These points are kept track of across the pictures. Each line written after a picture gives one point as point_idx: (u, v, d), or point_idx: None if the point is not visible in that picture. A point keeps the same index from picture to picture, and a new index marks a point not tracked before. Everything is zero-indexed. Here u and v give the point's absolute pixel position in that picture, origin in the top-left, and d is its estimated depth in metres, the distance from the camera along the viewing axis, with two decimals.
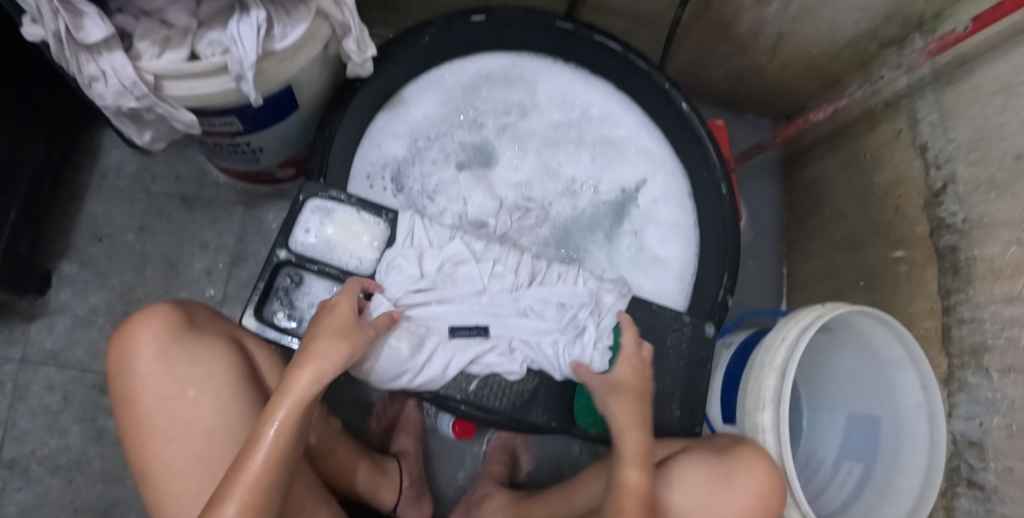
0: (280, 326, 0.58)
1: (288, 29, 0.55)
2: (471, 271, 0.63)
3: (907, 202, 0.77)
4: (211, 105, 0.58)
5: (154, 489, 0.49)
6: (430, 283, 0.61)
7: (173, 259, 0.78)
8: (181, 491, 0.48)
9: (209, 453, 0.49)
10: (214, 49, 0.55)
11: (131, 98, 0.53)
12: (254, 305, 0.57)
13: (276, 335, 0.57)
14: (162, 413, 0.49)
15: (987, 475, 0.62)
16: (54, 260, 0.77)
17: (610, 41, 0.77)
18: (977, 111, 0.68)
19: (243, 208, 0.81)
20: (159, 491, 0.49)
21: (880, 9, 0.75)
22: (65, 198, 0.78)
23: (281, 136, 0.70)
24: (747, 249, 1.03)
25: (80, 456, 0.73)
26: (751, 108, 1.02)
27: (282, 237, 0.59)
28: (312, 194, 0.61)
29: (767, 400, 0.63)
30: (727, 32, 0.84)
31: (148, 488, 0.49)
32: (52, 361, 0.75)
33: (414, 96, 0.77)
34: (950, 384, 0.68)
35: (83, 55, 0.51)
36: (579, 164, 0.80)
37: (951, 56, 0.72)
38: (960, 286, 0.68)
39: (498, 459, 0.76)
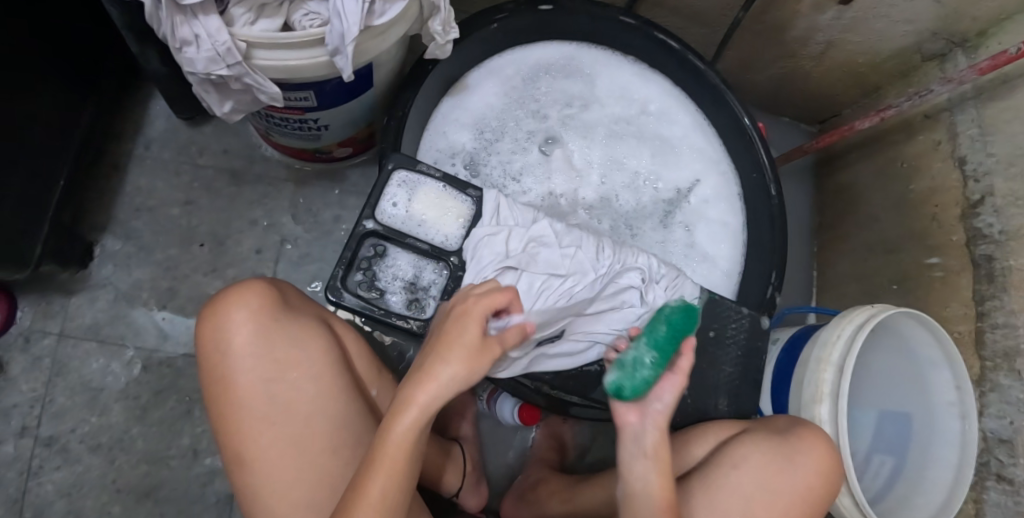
0: (359, 294, 0.57)
1: (386, 6, 0.54)
2: (553, 254, 0.62)
3: (944, 211, 0.81)
4: (297, 78, 0.57)
5: (247, 473, 0.46)
6: (516, 262, 0.60)
7: (221, 235, 0.76)
8: (274, 476, 0.46)
9: (304, 435, 0.47)
10: (312, 20, 0.54)
11: (221, 65, 0.51)
12: (339, 276, 0.57)
13: (355, 302, 0.57)
14: (260, 390, 0.47)
15: (1017, 470, 0.67)
16: (96, 231, 0.73)
17: (668, 39, 0.77)
18: (1018, 128, 0.72)
19: (295, 186, 0.79)
20: (253, 476, 0.46)
21: (928, 24, 0.79)
22: (107, 167, 0.75)
23: (350, 114, 0.68)
24: None
25: (123, 435, 0.70)
26: (788, 112, 1.05)
27: (369, 208, 0.59)
28: (399, 165, 0.61)
29: (825, 393, 0.66)
30: (780, 36, 0.86)
31: (237, 472, 0.47)
32: (93, 336, 0.72)
33: (476, 83, 0.77)
34: (982, 384, 0.73)
35: (179, 17, 0.49)
36: (641, 159, 0.81)
37: (995, 75, 0.75)
38: (995, 293, 0.72)
39: (548, 445, 0.78)
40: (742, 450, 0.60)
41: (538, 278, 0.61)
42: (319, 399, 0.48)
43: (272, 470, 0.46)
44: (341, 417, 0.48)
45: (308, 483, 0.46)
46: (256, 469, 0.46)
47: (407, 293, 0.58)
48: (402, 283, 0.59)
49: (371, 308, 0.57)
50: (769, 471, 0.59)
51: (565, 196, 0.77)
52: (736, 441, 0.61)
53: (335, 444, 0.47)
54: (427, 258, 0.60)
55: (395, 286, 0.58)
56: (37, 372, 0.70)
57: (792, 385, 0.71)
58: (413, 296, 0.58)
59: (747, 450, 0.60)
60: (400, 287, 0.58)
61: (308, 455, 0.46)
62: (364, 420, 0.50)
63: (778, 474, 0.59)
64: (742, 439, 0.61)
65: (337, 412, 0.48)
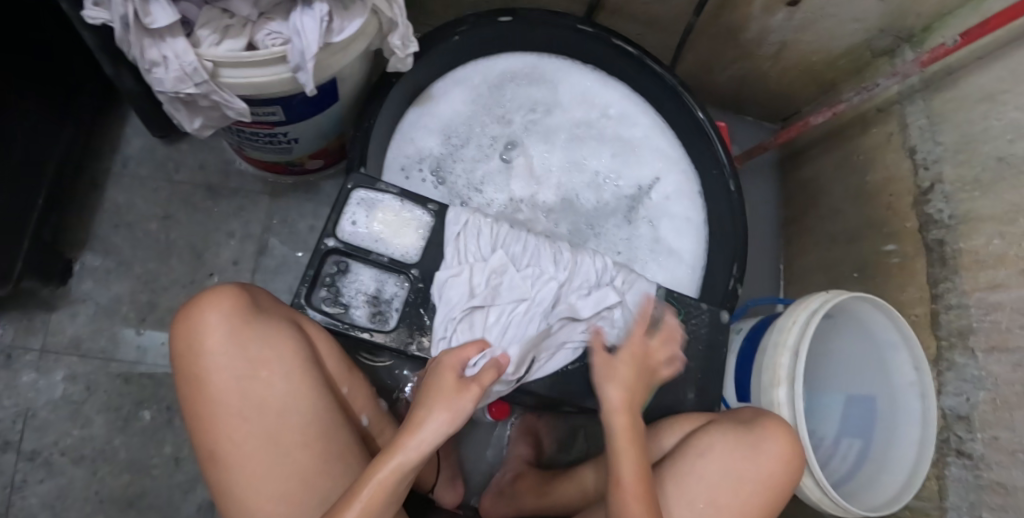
0: (325, 310, 0.61)
1: (345, 23, 0.57)
2: (514, 280, 0.65)
3: (899, 200, 0.84)
4: (263, 94, 0.59)
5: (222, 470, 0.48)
6: (481, 301, 0.62)
7: (198, 248, 0.78)
8: (247, 474, 0.48)
9: (274, 433, 0.48)
10: (274, 40, 0.56)
11: (189, 84, 0.54)
12: (303, 294, 0.61)
13: (322, 318, 0.61)
14: (234, 390, 0.48)
15: (975, 444, 0.69)
16: (76, 248, 0.76)
17: (626, 45, 0.81)
18: (963, 118, 0.76)
19: (270, 198, 0.81)
20: (227, 475, 0.48)
21: (875, 21, 0.82)
22: (85, 186, 0.77)
23: (318, 128, 0.71)
24: None
25: (105, 446, 0.72)
26: (751, 111, 1.08)
27: (330, 227, 0.63)
28: (359, 185, 0.65)
29: (782, 377, 0.68)
30: (735, 39, 0.89)
31: (212, 468, 0.49)
32: (74, 350, 0.74)
33: (443, 92, 0.79)
34: (939, 364, 0.75)
35: (147, 40, 0.52)
36: (601, 159, 0.84)
37: (939, 67, 0.80)
38: (948, 276, 0.75)
39: (524, 442, 0.80)
40: (708, 442, 0.62)
41: (505, 308, 0.63)
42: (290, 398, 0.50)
43: (246, 468, 0.48)
44: (312, 415, 0.50)
45: (279, 481, 0.48)
46: (229, 467, 0.48)
47: (370, 306, 0.62)
48: (365, 297, 0.62)
49: (337, 323, 0.61)
50: (732, 460, 0.61)
51: (527, 200, 0.80)
52: (702, 431, 0.63)
53: (305, 442, 0.49)
54: (387, 271, 0.63)
55: (358, 300, 0.62)
56: (20, 386, 0.72)
57: (753, 370, 0.74)
58: (376, 309, 0.62)
59: (712, 440, 0.62)
60: (363, 300, 0.62)
61: (278, 453, 0.48)
62: (336, 415, 0.52)
63: (742, 465, 0.61)
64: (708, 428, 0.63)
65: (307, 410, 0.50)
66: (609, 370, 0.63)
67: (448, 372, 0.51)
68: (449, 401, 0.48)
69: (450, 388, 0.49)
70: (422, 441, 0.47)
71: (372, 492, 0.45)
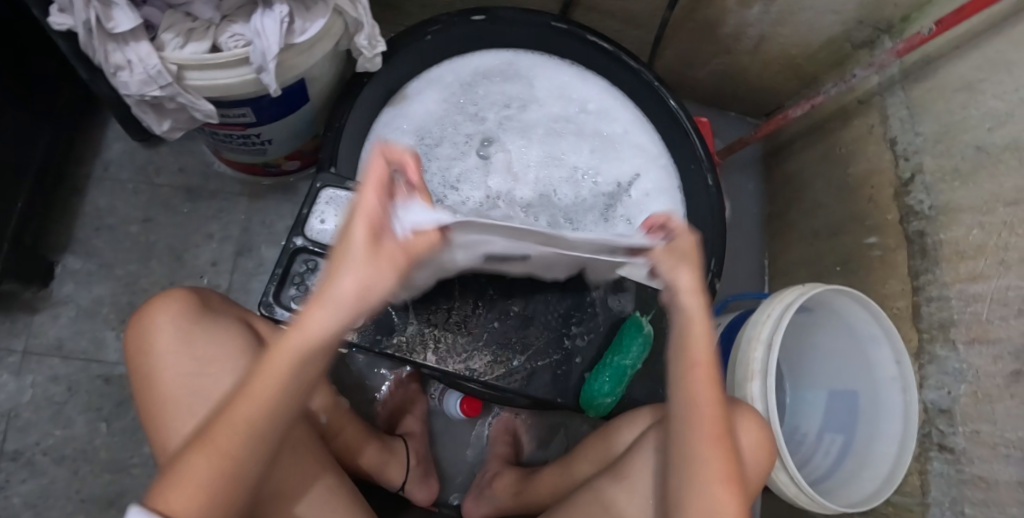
0: (294, 309, 0.62)
1: (306, 24, 0.57)
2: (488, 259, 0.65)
3: (880, 191, 0.83)
4: (230, 96, 0.60)
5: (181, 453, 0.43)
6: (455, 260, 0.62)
7: (178, 249, 0.79)
8: None
9: (233, 412, 0.42)
10: (237, 41, 0.56)
11: (154, 87, 0.55)
12: (272, 292, 0.61)
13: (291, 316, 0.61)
14: (183, 386, 0.52)
15: (957, 438, 0.68)
16: (58, 251, 0.77)
17: (600, 41, 0.83)
18: (942, 107, 0.75)
19: (249, 200, 0.82)
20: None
21: (853, 13, 0.81)
22: (67, 190, 0.79)
23: (291, 129, 0.72)
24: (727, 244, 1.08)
25: (87, 446, 0.73)
26: (734, 107, 1.07)
27: (299, 225, 0.63)
28: (328, 184, 0.65)
29: (755, 371, 0.67)
30: (712, 34, 0.89)
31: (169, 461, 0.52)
32: (56, 352, 0.75)
33: (416, 92, 0.79)
34: (921, 357, 0.74)
35: (111, 45, 0.53)
36: (580, 154, 0.83)
37: (917, 57, 0.79)
38: (929, 267, 0.74)
39: (502, 441, 0.79)
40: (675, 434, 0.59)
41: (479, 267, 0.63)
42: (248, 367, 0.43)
43: (206, 453, 0.42)
44: None
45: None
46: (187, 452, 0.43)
47: None
48: None
49: None
50: None
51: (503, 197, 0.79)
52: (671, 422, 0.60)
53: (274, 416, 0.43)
54: None
55: None
56: (3, 388, 0.73)
57: (728, 365, 0.73)
58: None
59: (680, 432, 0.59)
60: None
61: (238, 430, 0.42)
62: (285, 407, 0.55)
63: None
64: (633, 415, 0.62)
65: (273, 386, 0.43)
66: (670, 255, 0.51)
67: (382, 177, 0.41)
68: (379, 262, 0.40)
69: (372, 235, 0.40)
70: (343, 296, 0.40)
71: (276, 368, 0.42)
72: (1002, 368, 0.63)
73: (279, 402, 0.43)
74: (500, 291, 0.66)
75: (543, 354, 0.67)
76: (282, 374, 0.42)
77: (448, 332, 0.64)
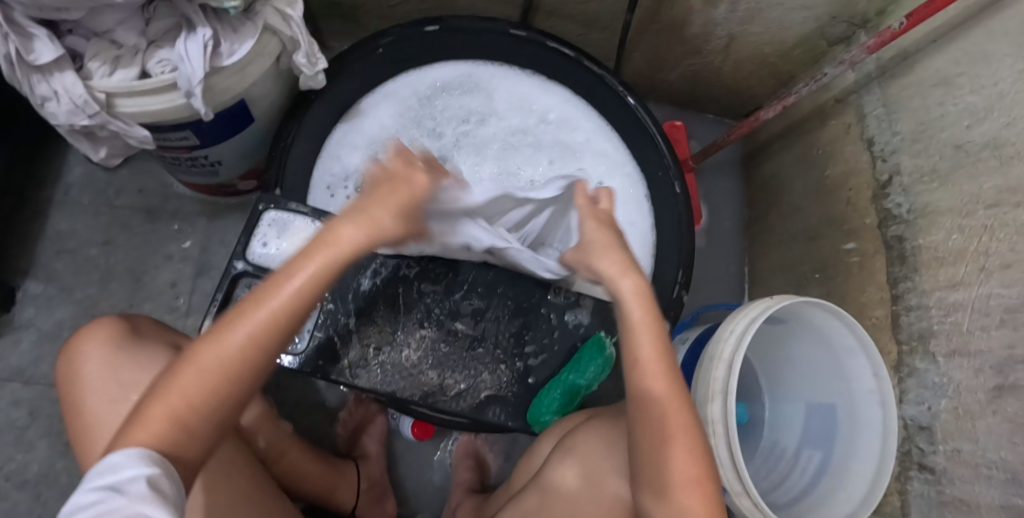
0: None
1: (235, 46, 0.56)
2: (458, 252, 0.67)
3: (858, 194, 0.79)
4: (166, 121, 0.59)
5: (138, 405, 0.41)
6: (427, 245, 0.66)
7: (138, 271, 0.81)
8: None
9: (210, 359, 0.41)
10: (164, 66, 0.55)
11: (83, 116, 0.54)
12: (212, 319, 0.60)
13: None
14: (107, 414, 0.52)
15: (937, 458, 0.64)
16: (20, 276, 0.79)
17: (562, 47, 0.80)
18: (918, 104, 0.71)
19: (208, 219, 0.84)
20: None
21: (825, 8, 0.77)
22: (29, 214, 0.81)
23: (239, 149, 0.72)
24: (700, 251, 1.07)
25: (47, 470, 0.75)
26: (710, 109, 1.05)
27: (239, 249, 0.62)
28: (269, 206, 0.64)
29: (716, 392, 0.64)
30: (680, 34, 0.86)
31: None
32: (18, 377, 0.77)
33: (370, 107, 0.79)
34: (901, 370, 0.70)
35: (35, 76, 0.52)
36: (537, 167, 0.81)
37: (894, 52, 0.75)
38: (907, 274, 0.70)
39: (465, 466, 0.79)
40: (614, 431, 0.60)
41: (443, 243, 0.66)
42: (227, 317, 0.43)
43: (169, 400, 0.40)
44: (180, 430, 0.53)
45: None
46: (149, 401, 0.40)
47: None
48: None
49: None
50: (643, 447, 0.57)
51: None
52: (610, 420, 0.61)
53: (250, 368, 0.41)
54: None
55: None
56: None
57: (693, 383, 0.70)
58: None
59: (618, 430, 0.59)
60: None
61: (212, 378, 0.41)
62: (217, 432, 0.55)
63: None
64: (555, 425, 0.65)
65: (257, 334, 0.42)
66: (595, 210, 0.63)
67: (409, 156, 0.57)
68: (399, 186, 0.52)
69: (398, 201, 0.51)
70: (342, 242, 0.46)
71: (259, 321, 0.42)
72: (983, 382, 0.58)
73: (254, 367, 0.42)
74: (445, 313, 0.65)
75: (489, 376, 0.64)
76: (262, 334, 0.42)
77: (394, 354, 0.62)
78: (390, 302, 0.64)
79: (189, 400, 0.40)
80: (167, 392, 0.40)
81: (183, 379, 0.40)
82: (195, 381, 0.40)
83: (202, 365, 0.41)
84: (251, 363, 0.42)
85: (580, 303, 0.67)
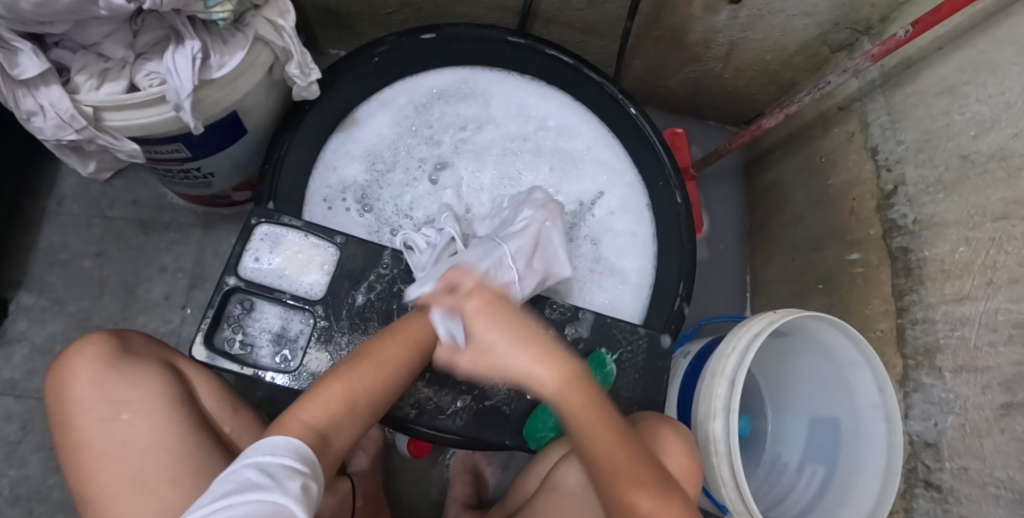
0: (229, 352, 0.59)
1: (225, 58, 0.55)
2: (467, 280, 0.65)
3: (861, 204, 0.78)
4: (155, 134, 0.58)
5: (286, 412, 0.50)
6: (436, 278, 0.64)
7: (131, 284, 0.81)
8: (113, 510, 0.50)
9: (358, 381, 0.52)
10: (152, 80, 0.54)
11: (70, 131, 0.53)
12: (204, 335, 0.59)
13: (225, 359, 0.59)
14: (99, 432, 0.51)
15: (943, 475, 0.62)
16: (13, 289, 0.79)
17: (561, 54, 0.80)
18: (923, 113, 0.69)
19: (202, 230, 0.83)
20: (103, 514, 0.50)
21: (827, 15, 0.75)
22: (21, 226, 0.81)
23: (232, 161, 0.71)
24: (701, 258, 1.06)
25: (40, 486, 0.74)
26: (711, 115, 1.03)
27: (232, 264, 0.61)
28: (262, 220, 0.63)
29: (718, 409, 0.63)
30: (680, 41, 0.85)
31: (88, 510, 0.51)
32: (10, 390, 0.76)
33: (366, 116, 0.77)
34: (906, 384, 0.68)
35: (20, 90, 0.51)
36: (538, 174, 0.80)
37: (898, 59, 0.74)
38: (913, 287, 0.68)
39: (462, 480, 0.78)
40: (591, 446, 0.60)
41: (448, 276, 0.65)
42: (368, 348, 0.55)
43: (320, 404, 0.50)
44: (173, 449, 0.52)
45: (151, 514, 0.49)
46: (300, 406, 0.50)
47: (275, 345, 0.60)
48: (270, 335, 0.60)
49: (240, 364, 0.59)
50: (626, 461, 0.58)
51: None
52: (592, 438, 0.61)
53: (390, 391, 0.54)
54: (293, 308, 0.61)
55: (263, 339, 0.60)
56: None
57: (695, 399, 0.69)
58: (281, 348, 0.60)
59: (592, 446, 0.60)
60: (268, 339, 0.60)
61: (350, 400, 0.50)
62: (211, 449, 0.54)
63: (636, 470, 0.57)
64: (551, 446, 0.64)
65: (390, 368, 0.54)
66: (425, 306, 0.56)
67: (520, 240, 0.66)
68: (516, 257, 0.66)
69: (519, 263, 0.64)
70: None
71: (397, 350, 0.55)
72: (992, 399, 0.57)
73: (390, 384, 0.54)
74: None
75: (489, 394, 0.63)
76: (395, 359, 0.55)
77: None
78: (384, 318, 0.62)
79: (339, 403, 0.51)
80: (320, 397, 0.51)
81: (335, 387, 0.51)
82: (346, 390, 0.52)
83: (353, 375, 0.52)
84: (385, 381, 0.54)
85: (579, 318, 0.66)
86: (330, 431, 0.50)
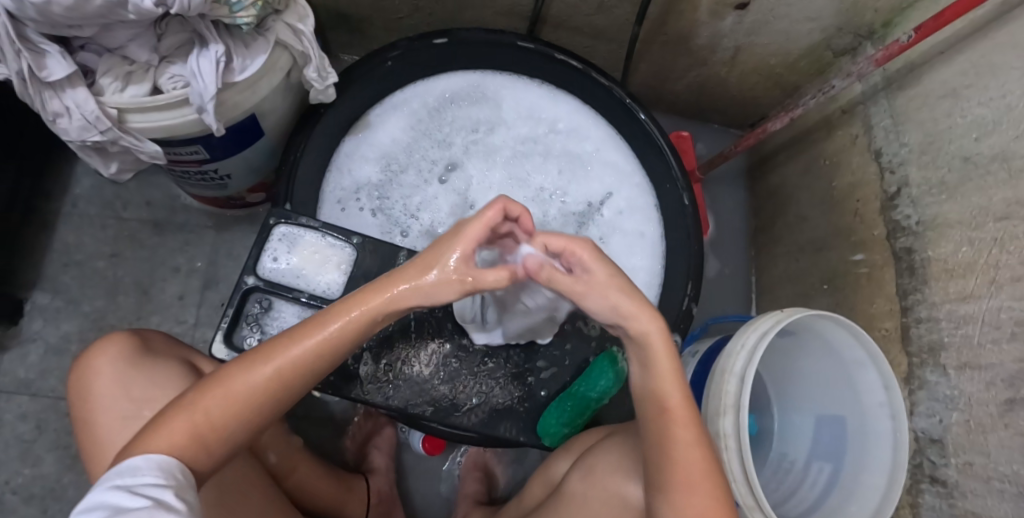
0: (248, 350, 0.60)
1: (246, 62, 0.57)
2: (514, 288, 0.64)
3: (865, 206, 0.79)
4: (176, 136, 0.59)
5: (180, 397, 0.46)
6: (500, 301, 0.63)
7: (145, 284, 0.82)
8: None
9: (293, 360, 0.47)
10: (176, 82, 0.55)
11: (94, 132, 0.54)
12: (223, 334, 0.60)
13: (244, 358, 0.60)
14: (122, 430, 0.52)
15: (949, 471, 0.64)
16: (28, 289, 0.80)
17: (570, 59, 0.79)
18: (926, 116, 0.71)
19: (216, 231, 0.84)
20: None
21: (830, 20, 0.77)
22: (36, 228, 0.81)
23: (249, 163, 0.72)
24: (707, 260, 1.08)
25: (55, 484, 0.75)
26: (715, 119, 1.05)
27: (250, 264, 0.62)
28: (280, 220, 0.64)
29: (728, 406, 0.64)
30: (687, 46, 0.86)
31: None
32: (25, 390, 0.77)
33: (379, 119, 0.79)
34: (911, 382, 0.70)
35: (47, 93, 0.52)
36: (547, 176, 0.81)
37: (901, 64, 0.75)
38: (917, 286, 0.70)
39: (473, 477, 0.80)
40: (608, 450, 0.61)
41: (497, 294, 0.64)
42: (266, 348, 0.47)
43: (202, 408, 0.45)
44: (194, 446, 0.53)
45: None
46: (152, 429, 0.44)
47: None
48: None
49: None
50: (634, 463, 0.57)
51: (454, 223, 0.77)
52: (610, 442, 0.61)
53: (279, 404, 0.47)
54: (310, 308, 0.62)
55: None
56: None
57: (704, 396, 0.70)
58: None
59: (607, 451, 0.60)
60: None
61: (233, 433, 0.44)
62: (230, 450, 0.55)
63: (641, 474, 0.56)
64: (575, 443, 0.65)
65: (302, 366, 0.47)
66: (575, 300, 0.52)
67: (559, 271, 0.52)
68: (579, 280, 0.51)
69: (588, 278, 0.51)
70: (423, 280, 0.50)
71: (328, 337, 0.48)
72: (995, 395, 0.58)
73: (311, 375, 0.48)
74: (457, 327, 0.64)
75: (502, 393, 0.64)
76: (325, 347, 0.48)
77: (408, 370, 0.62)
78: (400, 325, 0.63)
79: (239, 404, 0.46)
80: (216, 392, 0.46)
81: (244, 380, 0.46)
82: (250, 387, 0.46)
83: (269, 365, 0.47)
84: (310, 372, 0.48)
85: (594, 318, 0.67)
86: (223, 438, 0.46)
